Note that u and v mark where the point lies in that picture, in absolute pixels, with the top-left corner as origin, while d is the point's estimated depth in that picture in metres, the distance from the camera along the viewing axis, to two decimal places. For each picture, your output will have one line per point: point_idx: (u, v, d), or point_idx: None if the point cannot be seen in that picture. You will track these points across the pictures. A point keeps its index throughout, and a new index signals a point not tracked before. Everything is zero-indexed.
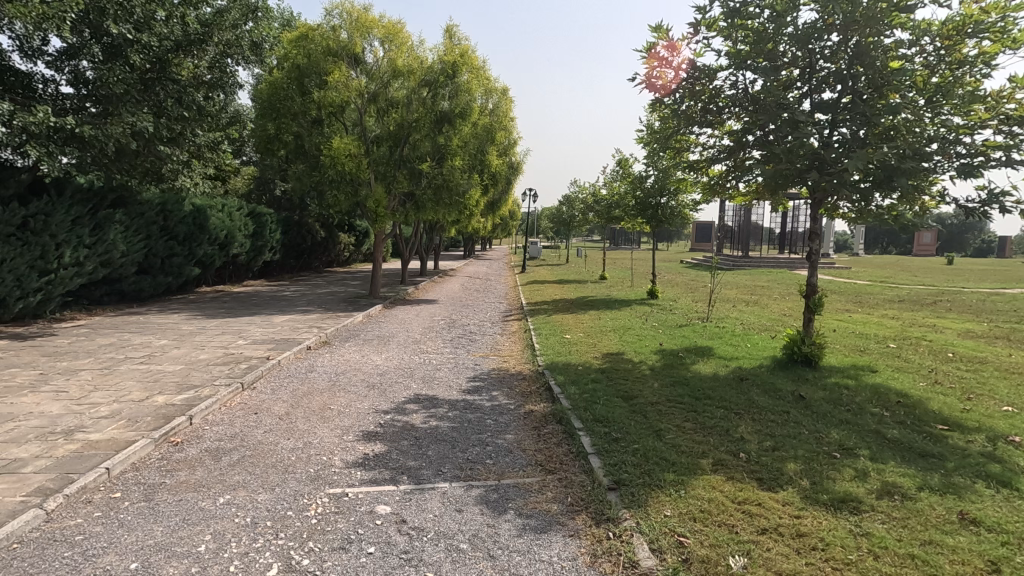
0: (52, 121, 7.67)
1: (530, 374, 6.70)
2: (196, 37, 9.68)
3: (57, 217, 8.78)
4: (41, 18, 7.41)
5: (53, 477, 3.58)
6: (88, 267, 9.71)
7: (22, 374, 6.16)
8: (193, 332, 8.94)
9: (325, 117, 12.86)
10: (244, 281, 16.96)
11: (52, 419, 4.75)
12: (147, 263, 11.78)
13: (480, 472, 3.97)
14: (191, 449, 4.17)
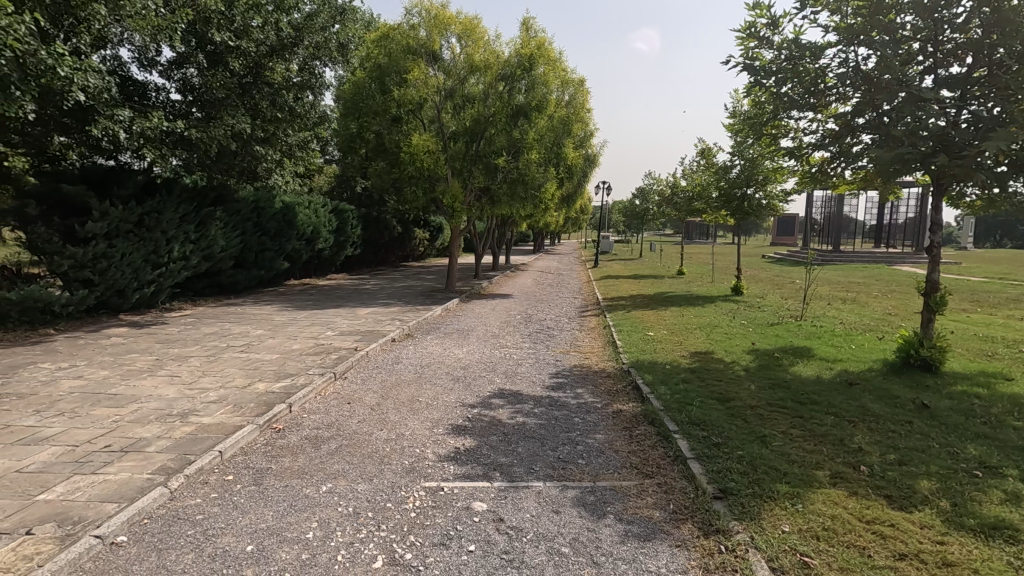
0: (164, 126, 8.30)
1: (614, 371, 6.50)
2: (288, 42, 10.13)
3: (167, 214, 9.52)
4: (155, 29, 7.99)
5: (173, 457, 3.82)
6: (192, 261, 10.47)
7: (141, 359, 6.70)
8: (285, 323, 9.41)
9: (404, 115, 13.15)
10: (328, 275, 17.76)
11: (169, 402, 5.10)
12: (243, 257, 12.55)
13: (573, 472, 3.85)
14: (292, 436, 4.34)
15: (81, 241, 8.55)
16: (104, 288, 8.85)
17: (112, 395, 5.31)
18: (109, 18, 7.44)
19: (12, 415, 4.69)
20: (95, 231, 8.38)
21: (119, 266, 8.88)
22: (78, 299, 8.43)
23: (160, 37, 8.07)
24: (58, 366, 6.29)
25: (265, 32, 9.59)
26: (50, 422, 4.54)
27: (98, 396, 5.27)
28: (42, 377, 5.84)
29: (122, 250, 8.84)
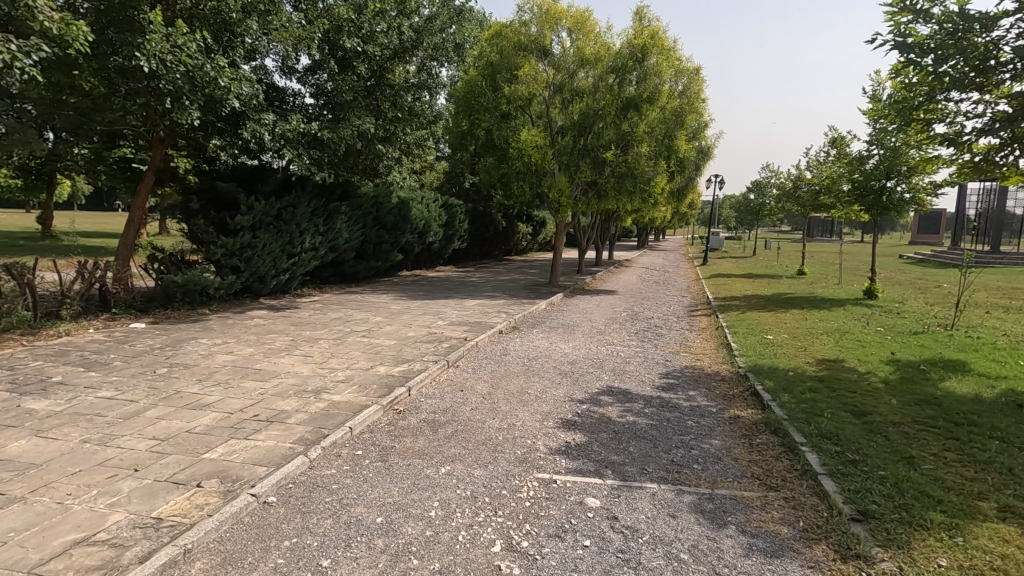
0: (301, 127, 9.10)
1: (730, 375, 6.17)
2: (409, 44, 10.68)
3: (301, 209, 10.45)
4: (296, 40, 8.78)
5: (310, 430, 4.20)
6: (320, 251, 11.42)
7: (279, 339, 7.44)
8: (401, 311, 9.98)
9: (514, 111, 13.33)
10: (437, 267, 18.57)
11: (303, 379, 5.62)
12: (363, 249, 13.48)
13: (689, 477, 3.71)
14: (412, 418, 4.60)
15: (231, 232, 9.64)
16: (248, 274, 9.92)
17: (258, 370, 5.96)
18: (260, 32, 8.35)
19: (181, 382, 5.42)
20: (242, 223, 9.40)
21: (261, 255, 9.91)
22: (227, 283, 9.53)
23: (301, 47, 8.84)
24: (214, 342, 7.17)
25: (390, 37, 10.20)
26: (210, 390, 5.19)
27: (245, 370, 5.93)
28: (203, 351, 6.70)
29: (263, 241, 9.84)
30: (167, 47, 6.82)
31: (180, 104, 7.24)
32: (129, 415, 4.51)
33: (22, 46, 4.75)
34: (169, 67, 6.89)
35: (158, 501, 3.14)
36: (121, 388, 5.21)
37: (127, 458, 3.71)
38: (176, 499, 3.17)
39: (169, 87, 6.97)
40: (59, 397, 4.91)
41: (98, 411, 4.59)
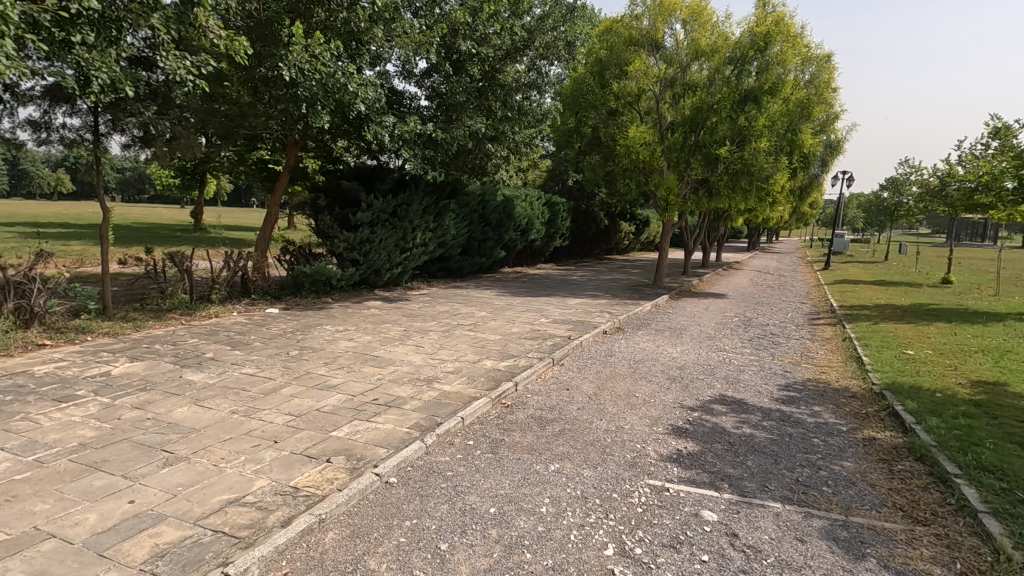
0: (417, 129, 9.54)
1: (863, 392, 5.60)
2: (520, 44, 10.82)
3: (414, 206, 10.97)
4: (416, 45, 9.19)
5: (425, 417, 4.40)
6: (429, 247, 11.93)
7: (393, 329, 7.88)
8: (504, 307, 10.17)
9: (622, 108, 13.05)
10: (538, 265, 18.70)
11: (416, 368, 5.91)
12: (468, 245, 13.90)
13: (818, 500, 3.41)
14: (520, 413, 4.66)
15: (352, 228, 10.35)
16: (366, 267, 10.62)
17: (375, 356, 6.35)
18: (385, 40, 8.88)
19: (310, 364, 5.93)
20: (363, 220, 10.08)
21: (377, 249, 10.56)
22: (347, 275, 10.26)
23: (420, 51, 9.24)
24: (336, 329, 7.75)
25: (503, 38, 10.39)
26: (335, 373, 5.62)
27: (365, 356, 6.35)
28: (327, 336, 7.26)
29: (380, 236, 10.48)
30: (306, 58, 7.48)
31: (315, 109, 7.91)
32: (268, 391, 5.01)
33: (194, 62, 5.36)
34: (306, 76, 7.55)
35: (295, 472, 3.45)
36: (261, 366, 5.80)
37: (267, 430, 4.11)
38: (310, 471, 3.46)
39: (306, 93, 7.64)
40: (212, 371, 5.57)
41: (242, 386, 5.14)
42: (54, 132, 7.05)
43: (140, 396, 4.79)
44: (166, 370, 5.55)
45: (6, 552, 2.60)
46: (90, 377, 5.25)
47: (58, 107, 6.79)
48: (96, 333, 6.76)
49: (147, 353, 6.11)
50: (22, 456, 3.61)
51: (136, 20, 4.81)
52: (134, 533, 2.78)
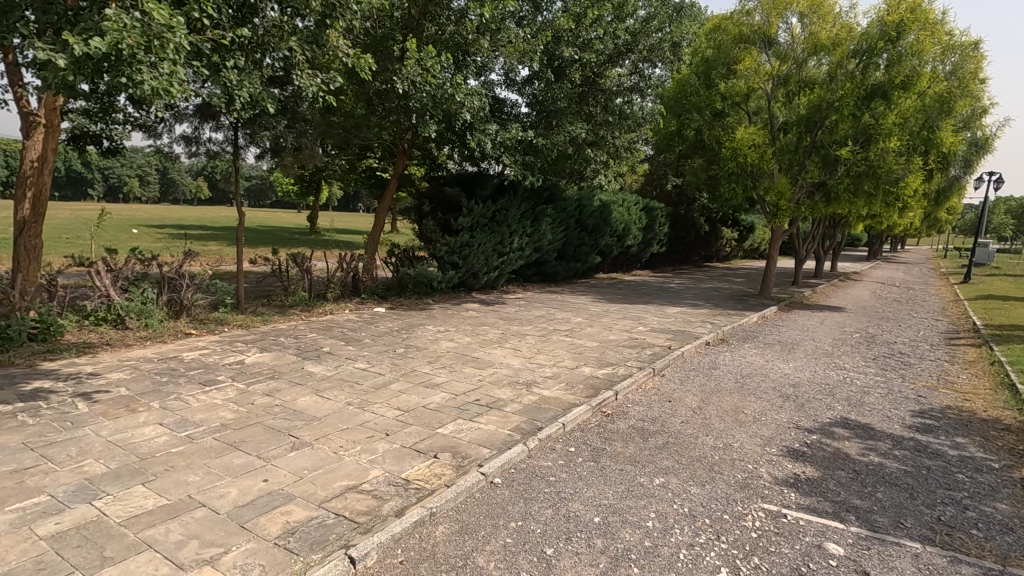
0: (519, 136, 9.69)
1: (1018, 426, 4.89)
2: (623, 48, 10.65)
3: (512, 211, 11.14)
4: (520, 53, 9.36)
5: (526, 420, 4.45)
6: (526, 251, 12.07)
7: (491, 331, 8.06)
8: (600, 313, 10.05)
9: (729, 108, 12.43)
10: (633, 271, 18.29)
11: (515, 371, 5.99)
12: (564, 250, 13.89)
13: (965, 544, 3.03)
14: (621, 423, 4.58)
15: (453, 232, 10.73)
16: (465, 270, 10.97)
17: (475, 358, 6.53)
18: (491, 50, 9.13)
19: (416, 362, 6.22)
20: (464, 225, 10.42)
21: (476, 253, 10.84)
22: (448, 277, 10.65)
23: (524, 59, 9.40)
24: (438, 329, 8.07)
25: (606, 42, 10.30)
26: (439, 372, 5.85)
27: (466, 357, 6.55)
28: (430, 336, 7.58)
29: (479, 240, 10.77)
30: (418, 71, 7.92)
31: (424, 119, 8.32)
32: (378, 386, 5.32)
33: (324, 79, 5.82)
34: (418, 88, 7.98)
35: (406, 464, 3.63)
36: (372, 362, 6.18)
37: (379, 422, 4.37)
38: (419, 465, 3.62)
39: (417, 104, 8.07)
40: (329, 364, 6.01)
41: (355, 380, 5.50)
42: (201, 145, 7.94)
43: (269, 384, 5.28)
44: (290, 361, 6.07)
45: (167, 516, 2.97)
46: (228, 364, 5.87)
47: (206, 123, 7.65)
48: (231, 325, 7.55)
49: (273, 345, 6.73)
50: (176, 431, 4.10)
51: (277, 43, 5.29)
52: (268, 509, 3.05)
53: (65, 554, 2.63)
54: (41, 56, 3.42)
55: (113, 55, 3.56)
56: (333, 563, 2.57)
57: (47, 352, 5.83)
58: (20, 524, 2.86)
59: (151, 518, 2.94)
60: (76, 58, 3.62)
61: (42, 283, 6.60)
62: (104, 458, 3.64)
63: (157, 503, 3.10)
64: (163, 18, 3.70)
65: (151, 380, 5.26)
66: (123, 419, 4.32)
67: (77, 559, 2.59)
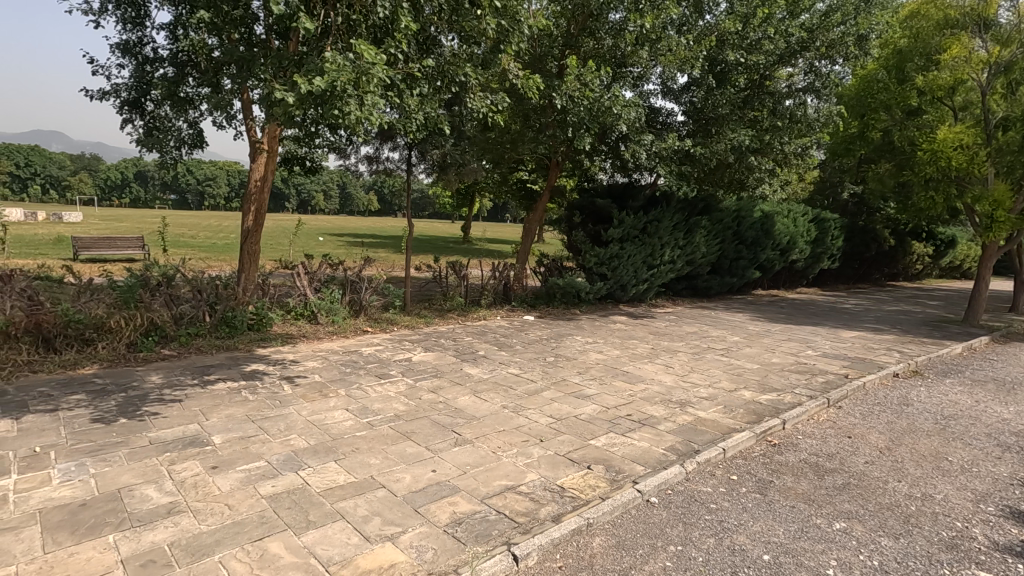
0: (676, 146, 9.33)
1: None
2: (797, 46, 9.85)
3: (664, 223, 10.78)
4: (681, 61, 9.07)
5: (681, 441, 4.28)
6: (678, 264, 11.57)
7: (640, 345, 7.89)
8: (761, 333, 9.29)
9: (927, 105, 10.83)
10: (798, 289, 16.62)
11: (668, 388, 5.79)
12: (719, 263, 13.10)
13: None
14: (791, 456, 4.19)
15: (602, 243, 10.70)
16: (613, 282, 10.83)
17: (625, 371, 6.44)
18: (649, 60, 9.04)
19: (566, 371, 6.31)
20: (614, 236, 10.34)
21: (625, 265, 10.67)
22: (596, 289, 10.64)
23: (685, 67, 9.09)
24: (586, 340, 8.11)
25: (777, 42, 9.60)
26: (589, 383, 5.87)
27: (615, 370, 6.49)
28: (578, 346, 7.65)
29: (629, 252, 10.58)
30: (576, 86, 8.16)
31: (580, 132, 8.50)
32: (531, 392, 5.49)
33: (492, 101, 6.25)
34: (576, 103, 8.21)
35: (561, 472, 3.70)
36: (524, 368, 6.41)
37: (533, 428, 4.51)
38: (574, 475, 3.67)
39: (574, 119, 8.26)
40: (485, 368, 6.36)
41: (509, 384, 5.74)
42: (381, 163, 8.90)
43: (433, 381, 5.75)
44: (450, 362, 6.55)
45: (355, 492, 3.38)
46: (399, 361, 6.50)
47: (385, 144, 8.57)
48: (400, 325, 8.35)
49: (436, 346, 7.31)
50: (359, 417, 4.65)
51: (454, 70, 5.74)
52: (438, 498, 3.32)
53: (280, 512, 3.12)
54: (279, 96, 4.15)
55: (329, 91, 4.17)
56: (497, 557, 2.72)
57: (260, 340, 6.97)
58: (248, 482, 3.46)
59: (343, 492, 3.37)
60: (301, 95, 4.32)
61: (258, 283, 7.89)
62: (305, 435, 4.25)
63: (347, 479, 3.54)
64: (370, 56, 4.27)
65: (338, 370, 6.04)
66: (318, 402, 5.00)
67: (289, 518, 3.06)
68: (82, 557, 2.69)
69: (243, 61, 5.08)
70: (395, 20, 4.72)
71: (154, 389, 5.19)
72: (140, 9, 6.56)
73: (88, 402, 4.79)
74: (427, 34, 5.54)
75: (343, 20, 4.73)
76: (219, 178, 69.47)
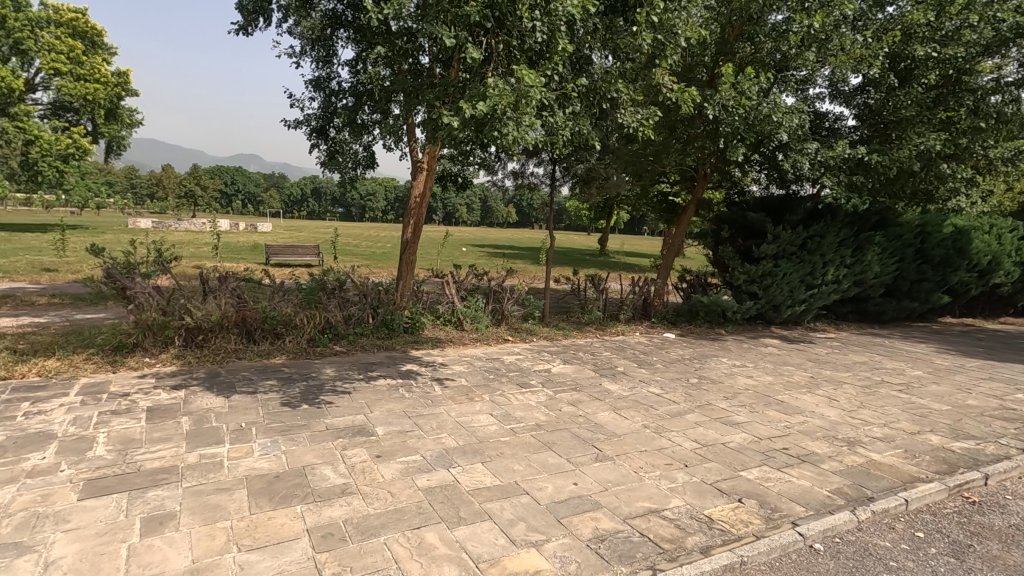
0: (847, 153, 8.39)
1: None
2: (1009, 34, 8.38)
3: (828, 238, 9.70)
4: (856, 60, 8.18)
5: (850, 485, 3.82)
6: (844, 285, 10.33)
7: (797, 373, 7.19)
8: (951, 369, 7.95)
9: None
10: (1001, 318, 13.95)
11: (831, 424, 5.20)
12: (895, 285, 11.49)
13: None
14: (997, 519, 3.54)
15: (753, 260, 9.96)
16: (764, 302, 10.00)
17: (780, 400, 5.91)
18: (816, 61, 8.31)
19: (712, 395, 5.97)
20: (767, 252, 9.56)
21: (780, 284, 9.77)
22: (744, 308, 9.91)
23: (861, 67, 8.18)
24: (733, 363, 7.61)
25: (982, 30, 8.23)
26: (737, 410, 5.49)
27: (768, 397, 6.00)
28: (725, 369, 7.19)
29: (784, 270, 9.69)
30: (731, 95, 7.74)
31: (733, 143, 8.06)
32: (673, 414, 5.29)
33: (644, 116, 6.19)
34: (730, 113, 7.80)
35: (709, 501, 3.52)
36: (665, 388, 6.18)
37: (677, 452, 4.34)
38: (725, 506, 3.47)
39: (728, 129, 7.83)
40: (624, 385, 6.25)
41: (650, 403, 5.59)
42: (525, 178, 9.23)
43: (572, 394, 5.79)
44: (589, 376, 6.55)
45: (501, 494, 3.53)
46: (538, 371, 6.66)
47: (531, 160, 8.88)
48: (539, 336, 8.55)
49: (574, 358, 7.37)
50: (503, 423, 4.85)
51: (606, 86, 5.78)
52: (580, 512, 3.35)
53: (435, 505, 3.37)
54: (446, 121, 4.52)
55: (490, 114, 4.45)
56: None
57: (414, 342, 7.60)
58: (407, 474, 3.78)
59: (490, 494, 3.54)
60: (465, 120, 4.67)
61: (412, 290, 8.58)
62: (454, 435, 4.54)
63: (493, 482, 3.72)
64: (530, 80, 4.50)
65: (482, 375, 6.37)
66: (465, 405, 5.31)
67: (443, 512, 3.29)
68: (278, 521, 3.16)
69: (412, 91, 5.60)
70: (552, 44, 4.89)
71: (328, 381, 5.91)
72: (329, 50, 7.50)
73: (278, 387, 5.59)
74: (580, 55, 5.65)
75: (503, 46, 5.02)
76: (378, 192, 76.91)
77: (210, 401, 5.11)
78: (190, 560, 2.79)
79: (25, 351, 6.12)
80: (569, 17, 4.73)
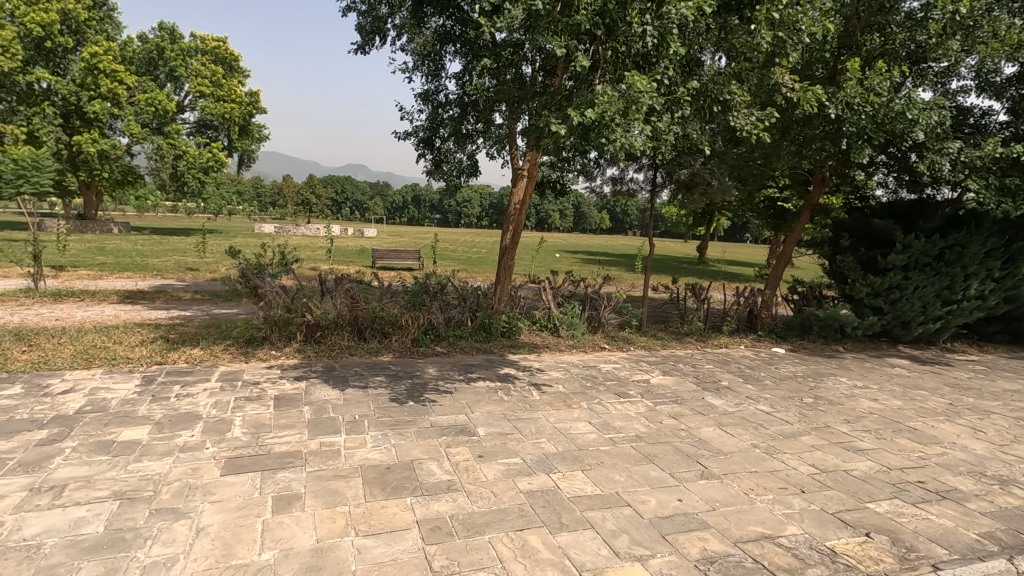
0: (999, 152, 7.40)
1: None
2: None
3: (972, 248, 8.55)
4: (1012, 47, 7.20)
5: (1005, 530, 3.36)
6: (992, 301, 9.05)
7: (931, 398, 6.44)
8: None
9: None
10: None
11: (978, 459, 4.59)
12: None
13: None
14: None
15: (879, 271, 9.10)
16: (891, 317, 9.04)
17: (911, 428, 5.32)
18: (961, 50, 7.45)
19: (830, 417, 5.51)
20: (895, 263, 8.66)
21: (911, 298, 8.76)
22: (867, 324, 9.00)
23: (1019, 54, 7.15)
24: (854, 383, 6.96)
25: None
26: (861, 435, 5.02)
27: (897, 424, 5.42)
28: (844, 390, 6.60)
29: (916, 283, 8.67)
30: (858, 92, 7.15)
31: (859, 143, 7.41)
32: (786, 435, 4.93)
33: (758, 118, 5.88)
34: (855, 111, 7.20)
35: (831, 532, 3.26)
36: (776, 406, 5.79)
37: (792, 476, 4.05)
38: (851, 539, 3.19)
39: (852, 128, 7.20)
40: (730, 400, 5.93)
41: (759, 422, 5.26)
42: (625, 184, 9.09)
43: (673, 407, 5.59)
44: (691, 389, 6.29)
45: (602, 504, 3.49)
46: (637, 381, 6.51)
47: (631, 165, 8.75)
48: (636, 345, 8.36)
49: (675, 370, 7.12)
50: (602, 432, 4.79)
51: (717, 88, 5.57)
52: (686, 530, 3.23)
53: (537, 509, 3.41)
54: (554, 128, 4.58)
55: (598, 121, 4.45)
56: None
57: (511, 346, 7.73)
58: (508, 475, 3.85)
59: (591, 502, 3.51)
60: (571, 127, 4.72)
61: (509, 295, 8.73)
62: (553, 440, 4.56)
63: (594, 490, 3.68)
64: (641, 86, 4.45)
65: (579, 383, 6.33)
66: (563, 412, 5.31)
67: (544, 516, 3.32)
68: (390, 511, 3.35)
69: (516, 100, 5.73)
70: (663, 47, 4.80)
71: (431, 380, 6.17)
72: (438, 64, 7.86)
73: (387, 384, 5.94)
74: (690, 57, 5.51)
75: (611, 52, 5.03)
76: (474, 199, 79.15)
77: (328, 393, 5.53)
78: (314, 539, 3.03)
79: (176, 340, 6.99)
80: (682, 18, 4.62)
